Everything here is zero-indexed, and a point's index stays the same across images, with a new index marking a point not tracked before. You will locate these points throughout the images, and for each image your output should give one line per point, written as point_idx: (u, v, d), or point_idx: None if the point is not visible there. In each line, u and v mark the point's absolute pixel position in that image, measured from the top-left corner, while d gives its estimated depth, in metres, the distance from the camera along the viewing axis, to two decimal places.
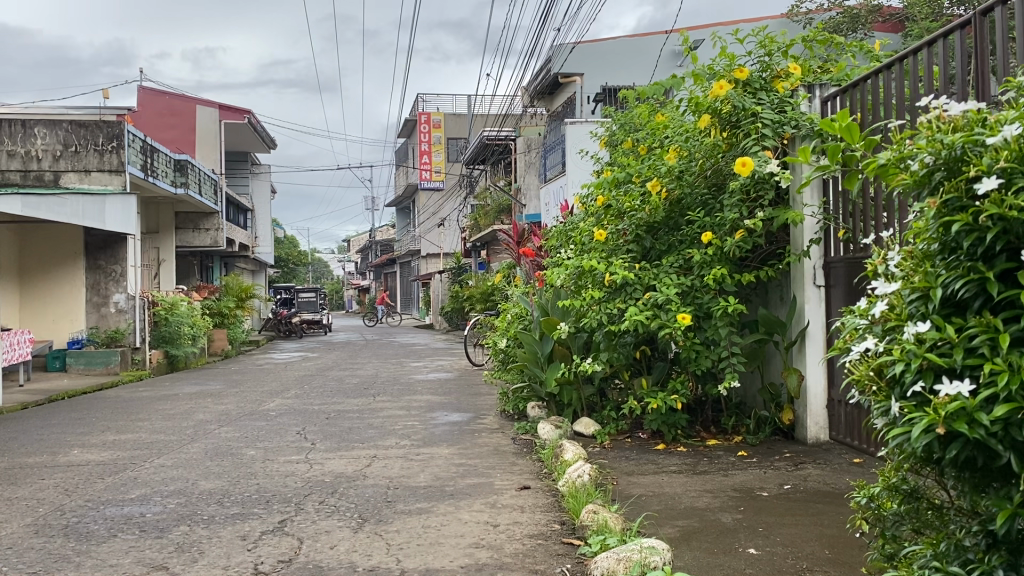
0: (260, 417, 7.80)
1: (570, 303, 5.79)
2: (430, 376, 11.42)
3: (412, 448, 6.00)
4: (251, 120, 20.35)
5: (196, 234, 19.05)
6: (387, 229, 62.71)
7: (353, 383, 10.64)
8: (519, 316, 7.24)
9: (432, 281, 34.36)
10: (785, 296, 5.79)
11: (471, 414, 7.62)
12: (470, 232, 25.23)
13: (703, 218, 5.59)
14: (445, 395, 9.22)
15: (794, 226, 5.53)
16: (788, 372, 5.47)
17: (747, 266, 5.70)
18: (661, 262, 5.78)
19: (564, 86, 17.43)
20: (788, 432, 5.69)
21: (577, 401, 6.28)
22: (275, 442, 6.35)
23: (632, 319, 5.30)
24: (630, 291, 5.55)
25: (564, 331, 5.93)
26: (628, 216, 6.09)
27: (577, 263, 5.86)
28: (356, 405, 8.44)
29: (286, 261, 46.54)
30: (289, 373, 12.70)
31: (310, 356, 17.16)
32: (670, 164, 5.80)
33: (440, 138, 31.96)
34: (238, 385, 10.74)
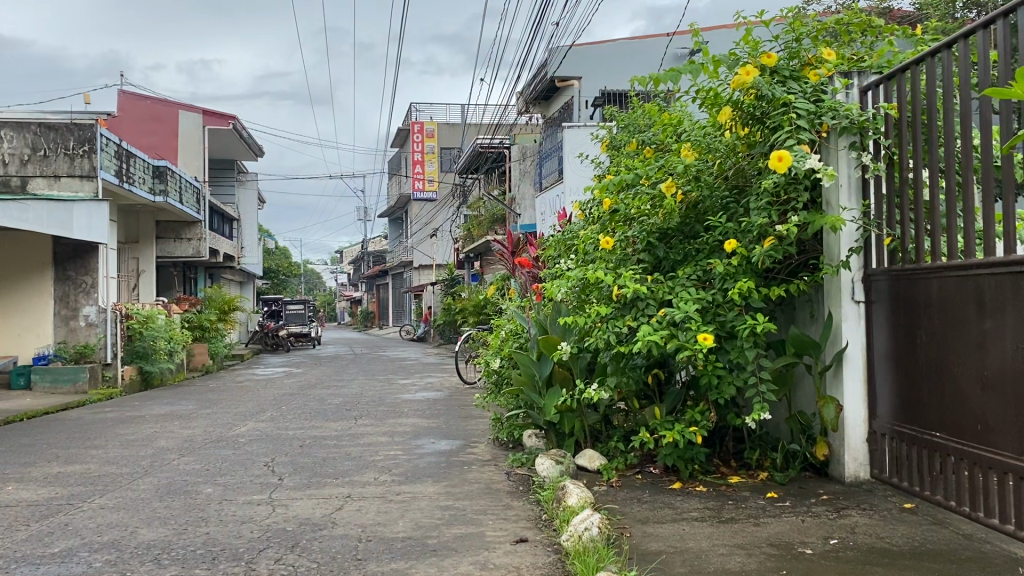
0: (226, 445, 7.05)
1: (572, 320, 5.09)
2: (418, 396, 10.68)
3: (393, 485, 5.29)
4: (237, 126, 19.66)
5: (177, 244, 18.36)
6: (378, 241, 61.99)
7: (335, 404, 9.91)
8: (514, 334, 6.54)
9: (424, 293, 33.60)
10: (816, 313, 5.09)
11: (460, 441, 6.91)
12: (463, 242, 24.54)
13: (724, 223, 4.90)
14: (433, 418, 8.49)
15: (829, 232, 4.84)
16: (825, 401, 4.75)
17: (774, 278, 5.01)
18: (676, 274, 5.09)
19: (561, 91, 16.65)
20: (821, 468, 5.00)
21: (579, 430, 5.59)
22: (237, 477, 5.62)
23: (645, 339, 4.59)
24: (642, 307, 4.86)
25: (565, 351, 5.23)
26: (637, 222, 5.40)
27: (580, 275, 5.17)
28: (335, 431, 7.70)
29: (276, 272, 45.69)
30: (269, 391, 11.96)
31: (294, 371, 16.38)
32: (686, 164, 5.12)
33: (434, 148, 31.37)
34: (211, 405, 9.99)
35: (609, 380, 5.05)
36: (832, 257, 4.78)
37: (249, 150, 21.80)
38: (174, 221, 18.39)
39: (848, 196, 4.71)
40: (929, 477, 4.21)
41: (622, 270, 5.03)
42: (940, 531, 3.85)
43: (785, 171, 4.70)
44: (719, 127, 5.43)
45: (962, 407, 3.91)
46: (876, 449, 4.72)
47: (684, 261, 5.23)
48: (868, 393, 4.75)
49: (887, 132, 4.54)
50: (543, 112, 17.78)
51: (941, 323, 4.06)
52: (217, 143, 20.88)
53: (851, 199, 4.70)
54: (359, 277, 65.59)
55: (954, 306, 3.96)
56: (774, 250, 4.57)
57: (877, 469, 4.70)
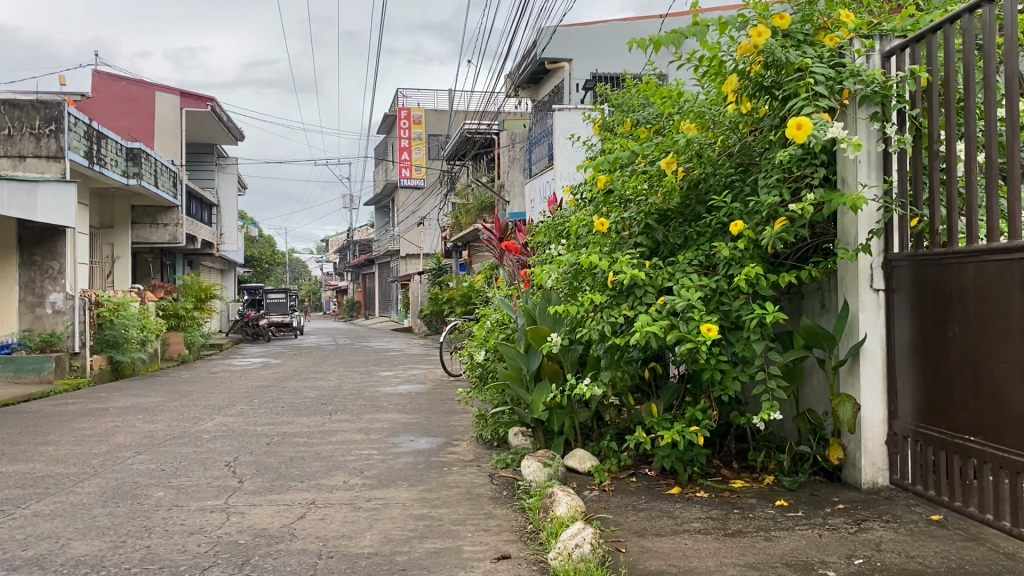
0: (189, 442, 6.54)
1: (562, 309, 4.61)
2: (400, 389, 10.18)
3: (364, 490, 4.81)
4: (215, 108, 19.03)
5: (153, 230, 17.78)
6: (365, 230, 61.35)
7: (311, 397, 9.40)
8: (499, 324, 6.08)
9: (410, 283, 33.03)
10: (829, 303, 4.65)
11: (441, 439, 6.44)
12: (451, 231, 23.99)
13: (730, 203, 4.44)
14: (414, 413, 8.00)
15: (845, 213, 4.39)
16: (840, 399, 4.30)
17: (784, 264, 4.55)
18: (677, 258, 4.63)
19: (552, 73, 16.09)
20: (834, 473, 4.55)
21: (569, 429, 5.12)
22: (194, 479, 5.12)
23: (644, 330, 4.11)
24: (639, 295, 4.40)
25: (554, 343, 4.76)
26: (634, 203, 4.93)
27: (571, 259, 4.69)
28: (308, 427, 7.20)
29: (260, 260, 45.00)
30: (243, 383, 11.43)
31: (273, 362, 15.84)
32: (689, 139, 4.65)
33: (421, 135, 30.76)
34: (180, 398, 9.48)
35: (602, 375, 4.58)
36: (850, 241, 4.32)
37: (229, 133, 21.19)
38: (150, 206, 17.79)
39: (869, 172, 4.25)
40: (960, 486, 3.77)
41: (617, 254, 4.57)
42: (978, 549, 3.41)
43: (800, 144, 4.23)
44: (724, 98, 4.95)
45: (1003, 408, 3.46)
46: (896, 452, 4.28)
47: (685, 245, 4.76)
48: (888, 391, 4.31)
49: (914, 101, 4.09)
50: (534, 96, 17.21)
51: (978, 315, 3.60)
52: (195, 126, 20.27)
53: (872, 175, 4.24)
54: (345, 267, 64.90)
55: (994, 295, 3.51)
56: (786, 233, 4.11)
57: (897, 474, 4.27)
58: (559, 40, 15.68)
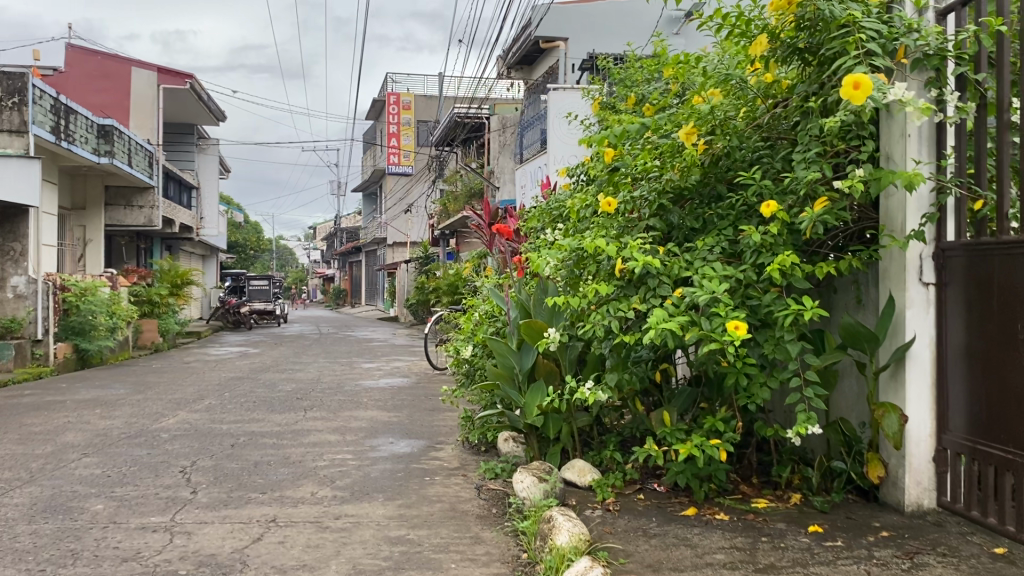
0: (144, 442, 5.91)
1: (562, 300, 4.02)
2: (382, 383, 9.56)
3: (334, 505, 4.21)
4: (194, 86, 18.28)
5: (128, 212, 17.06)
6: (351, 218, 60.54)
7: (286, 391, 8.78)
8: (489, 317, 5.50)
9: (397, 271, 32.33)
10: (866, 299, 4.10)
11: (424, 442, 5.84)
12: (439, 218, 23.28)
13: (759, 181, 3.86)
14: (395, 411, 7.39)
15: (891, 194, 3.81)
16: (883, 408, 3.73)
17: (818, 254, 3.97)
18: (695, 245, 4.04)
19: (547, 53, 15.40)
20: (870, 492, 4.00)
21: (567, 436, 4.54)
22: (140, 490, 4.50)
23: (658, 328, 3.52)
24: (652, 286, 3.81)
25: (552, 340, 4.16)
26: (645, 180, 4.35)
27: (574, 243, 4.09)
28: (278, 426, 6.58)
29: (245, 247, 44.19)
30: (215, 375, 10.79)
31: (251, 351, 15.18)
32: (712, 107, 4.07)
33: (410, 121, 30.07)
34: (144, 391, 8.85)
35: (607, 377, 3.98)
36: (897, 227, 3.74)
37: (210, 113, 20.44)
38: (125, 187, 17.04)
39: (920, 148, 3.67)
40: None
41: (626, 239, 3.98)
42: None
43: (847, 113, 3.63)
44: (753, 62, 4.34)
45: None
46: (946, 470, 3.71)
47: (704, 230, 4.17)
48: (937, 400, 3.75)
49: (977, 64, 3.52)
50: (526, 77, 16.52)
51: None
52: (174, 106, 19.53)
53: (923, 151, 3.67)
54: (332, 253, 63.99)
55: None
56: (827, 216, 3.53)
57: (947, 496, 3.70)
58: (554, 18, 14.94)
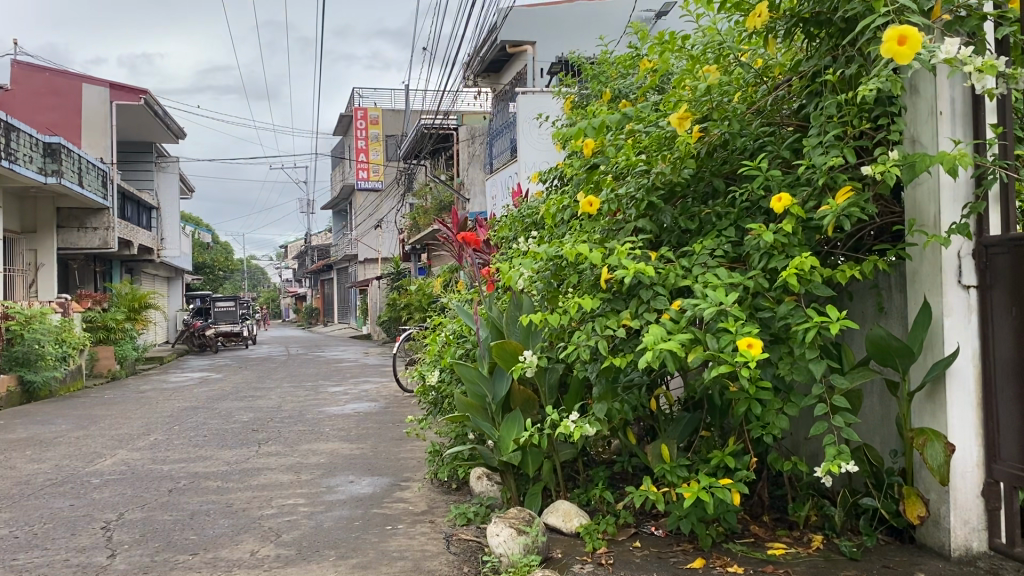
0: (69, 491, 5.20)
1: (539, 318, 3.40)
2: (347, 410, 8.86)
3: (275, 568, 3.55)
4: (149, 101, 17.55)
5: (82, 234, 16.24)
6: (322, 235, 59.64)
7: (241, 422, 8.08)
8: (457, 337, 4.88)
9: (370, 288, 31.58)
10: (889, 307, 3.54)
11: (387, 481, 5.19)
12: (409, 232, 22.64)
13: (766, 172, 3.28)
14: (357, 441, 6.74)
15: (919, 183, 3.25)
16: (922, 434, 3.14)
17: (834, 256, 3.40)
18: (691, 248, 3.46)
19: (516, 57, 14.69)
20: (905, 532, 3.41)
21: (548, 473, 3.93)
22: (48, 557, 3.81)
23: (656, 349, 2.91)
24: (646, 299, 3.20)
25: (529, 363, 3.55)
26: (629, 175, 3.76)
27: (551, 249, 3.47)
28: (226, 466, 5.89)
29: (213, 268, 43.15)
30: (169, 405, 10.05)
31: (213, 377, 14.39)
32: (711, 89, 3.49)
33: (378, 134, 29.38)
34: (86, 426, 8.09)
35: (595, 408, 3.36)
36: (930, 220, 3.18)
37: (168, 130, 19.68)
38: (77, 208, 16.22)
39: (954, 128, 3.12)
40: None
41: (613, 243, 3.37)
42: None
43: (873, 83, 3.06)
44: (751, 36, 3.78)
45: None
46: (999, 507, 3.13)
47: (700, 231, 3.59)
48: (984, 424, 3.17)
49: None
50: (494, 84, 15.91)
51: None
52: (130, 122, 18.76)
53: (957, 131, 3.12)
54: (303, 272, 62.80)
55: None
56: (854, 208, 2.95)
57: (999, 538, 3.13)
58: (521, 21, 14.25)
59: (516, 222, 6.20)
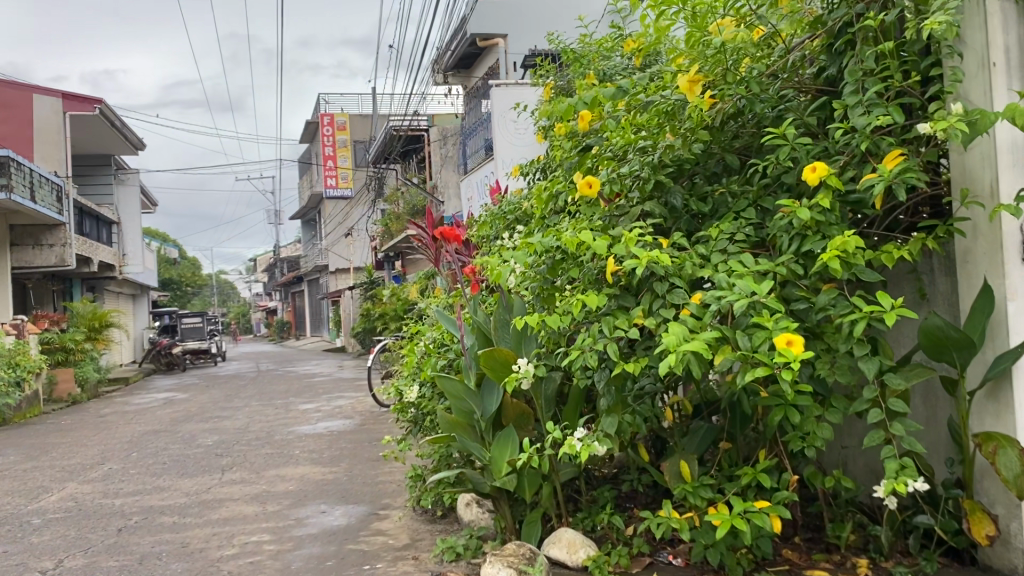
0: (6, 535, 4.61)
1: (535, 320, 2.90)
2: (320, 428, 8.30)
3: None
4: (104, 111, 16.82)
5: (37, 252, 15.50)
6: (292, 247, 58.78)
7: (206, 446, 7.49)
8: (439, 346, 4.37)
9: (343, 299, 30.90)
10: (933, 291, 3.07)
11: (364, 510, 4.66)
12: (380, 239, 22.05)
13: (794, 141, 2.80)
14: (332, 463, 6.20)
15: (972, 146, 2.78)
16: (990, 437, 2.67)
17: (872, 236, 2.93)
18: (707, 233, 2.97)
19: (487, 52, 14.08)
20: (965, 552, 2.95)
21: (547, 498, 3.42)
22: None
23: (680, 351, 2.41)
24: (661, 292, 2.71)
25: (523, 373, 3.05)
26: (631, 154, 3.27)
27: (545, 240, 2.97)
28: (185, 498, 5.32)
29: (180, 284, 42.16)
30: (129, 429, 9.41)
31: (179, 396, 13.71)
32: (726, 47, 3.00)
33: (345, 142, 28.74)
34: (36, 457, 7.45)
35: (603, 423, 2.86)
36: (987, 188, 2.72)
37: (126, 142, 18.95)
38: (32, 225, 15.49)
39: (1010, 81, 2.65)
40: None
41: (618, 229, 2.88)
42: None
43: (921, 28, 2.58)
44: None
45: None
46: None
47: (715, 215, 3.11)
48: None
49: None
50: (463, 81, 15.36)
51: None
52: (86, 134, 18.02)
53: (1016, 84, 2.65)
54: (273, 285, 61.82)
55: None
56: (908, 173, 2.47)
57: None
58: (489, 14, 13.64)
59: (497, 220, 5.77)
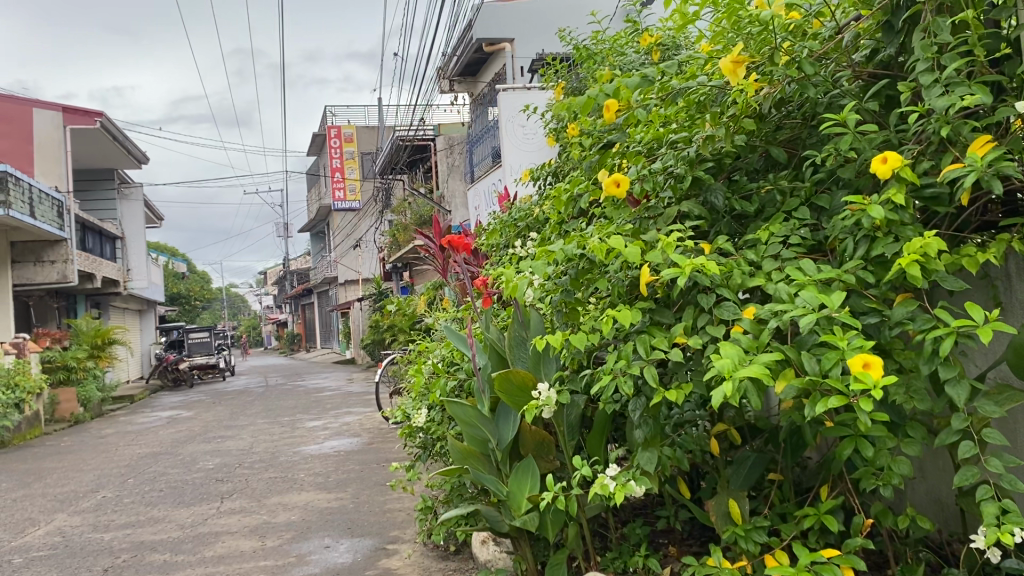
0: None
1: (558, 339, 2.52)
2: (326, 448, 7.92)
3: None
4: (106, 124, 16.55)
5: (39, 269, 15.21)
6: (302, 259, 58.55)
7: (206, 471, 7.11)
8: (449, 365, 3.99)
9: (352, 311, 30.55)
10: (1011, 300, 2.68)
11: (370, 545, 4.27)
12: (388, 250, 21.68)
13: (854, 131, 2.42)
14: (337, 490, 5.81)
15: None
16: None
17: (946, 236, 2.54)
18: (754, 237, 2.59)
19: (494, 57, 13.69)
20: None
21: (574, 539, 3.04)
22: None
23: (737, 379, 2.03)
24: (707, 306, 2.33)
25: (545, 400, 2.68)
26: (664, 148, 2.89)
27: (569, 247, 2.59)
28: (179, 531, 4.95)
29: (189, 298, 41.79)
30: (128, 451, 9.03)
31: (183, 415, 13.36)
32: (776, 24, 2.59)
33: (352, 153, 28.45)
34: (27, 486, 7.08)
35: (642, 458, 2.48)
36: None
37: (129, 155, 18.68)
38: (33, 242, 15.21)
39: None
40: None
41: (653, 233, 2.50)
42: None
43: None
44: None
45: None
46: None
47: (761, 217, 2.73)
48: None
49: None
50: (469, 87, 14.98)
51: None
52: (88, 148, 17.76)
53: None
54: (283, 297, 61.66)
55: None
56: (1001, 162, 2.09)
57: None
58: (495, 17, 13.25)
59: (507, 227, 5.43)
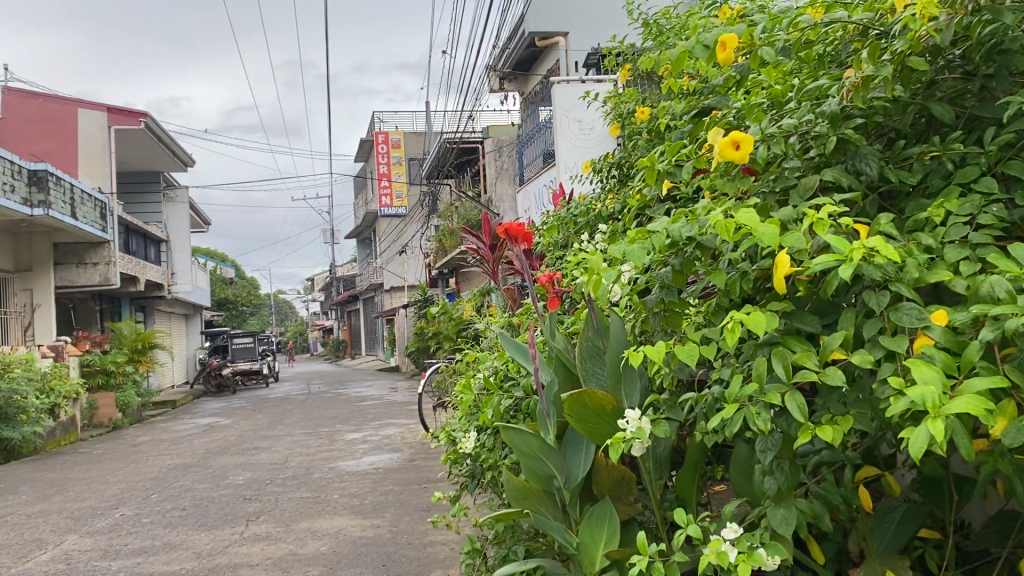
0: None
1: (659, 351, 1.87)
2: (364, 464, 7.33)
3: None
4: (151, 125, 16.30)
5: (81, 271, 14.94)
6: (348, 267, 58.50)
7: (233, 487, 6.56)
8: (503, 381, 3.33)
9: (397, 318, 30.13)
10: None
11: None
12: (434, 255, 21.16)
13: None
14: (372, 516, 5.19)
15: None
16: None
17: None
18: (926, 217, 1.90)
19: (546, 53, 13.08)
20: None
21: None
22: None
23: (946, 416, 1.36)
24: (875, 307, 1.65)
25: (634, 430, 2.02)
26: (792, 106, 2.23)
27: (674, 228, 1.93)
28: (194, 561, 4.38)
29: (236, 304, 41.81)
30: (158, 462, 8.55)
31: (222, 423, 12.90)
32: None
33: (399, 159, 28.10)
34: (44, 500, 6.58)
35: (773, 516, 1.81)
36: None
37: (175, 158, 18.45)
38: (76, 243, 14.96)
39: None
40: None
41: (790, 210, 1.83)
42: None
43: None
44: None
45: None
46: None
47: (924, 193, 2.05)
48: None
49: None
50: (519, 85, 14.40)
51: None
52: (134, 150, 17.57)
53: None
54: (329, 304, 61.75)
55: None
56: None
57: None
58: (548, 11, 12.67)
59: (565, 224, 4.79)
